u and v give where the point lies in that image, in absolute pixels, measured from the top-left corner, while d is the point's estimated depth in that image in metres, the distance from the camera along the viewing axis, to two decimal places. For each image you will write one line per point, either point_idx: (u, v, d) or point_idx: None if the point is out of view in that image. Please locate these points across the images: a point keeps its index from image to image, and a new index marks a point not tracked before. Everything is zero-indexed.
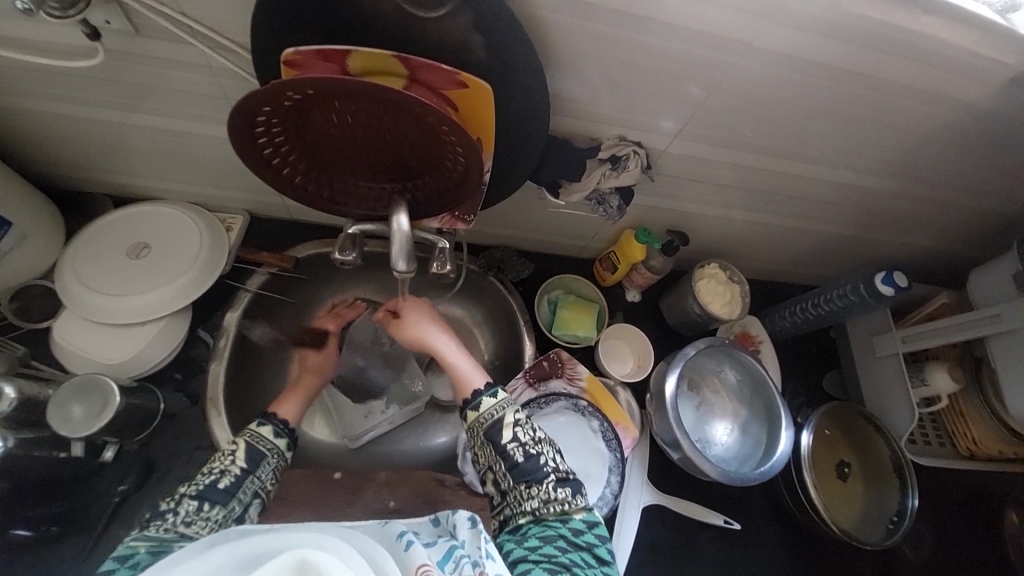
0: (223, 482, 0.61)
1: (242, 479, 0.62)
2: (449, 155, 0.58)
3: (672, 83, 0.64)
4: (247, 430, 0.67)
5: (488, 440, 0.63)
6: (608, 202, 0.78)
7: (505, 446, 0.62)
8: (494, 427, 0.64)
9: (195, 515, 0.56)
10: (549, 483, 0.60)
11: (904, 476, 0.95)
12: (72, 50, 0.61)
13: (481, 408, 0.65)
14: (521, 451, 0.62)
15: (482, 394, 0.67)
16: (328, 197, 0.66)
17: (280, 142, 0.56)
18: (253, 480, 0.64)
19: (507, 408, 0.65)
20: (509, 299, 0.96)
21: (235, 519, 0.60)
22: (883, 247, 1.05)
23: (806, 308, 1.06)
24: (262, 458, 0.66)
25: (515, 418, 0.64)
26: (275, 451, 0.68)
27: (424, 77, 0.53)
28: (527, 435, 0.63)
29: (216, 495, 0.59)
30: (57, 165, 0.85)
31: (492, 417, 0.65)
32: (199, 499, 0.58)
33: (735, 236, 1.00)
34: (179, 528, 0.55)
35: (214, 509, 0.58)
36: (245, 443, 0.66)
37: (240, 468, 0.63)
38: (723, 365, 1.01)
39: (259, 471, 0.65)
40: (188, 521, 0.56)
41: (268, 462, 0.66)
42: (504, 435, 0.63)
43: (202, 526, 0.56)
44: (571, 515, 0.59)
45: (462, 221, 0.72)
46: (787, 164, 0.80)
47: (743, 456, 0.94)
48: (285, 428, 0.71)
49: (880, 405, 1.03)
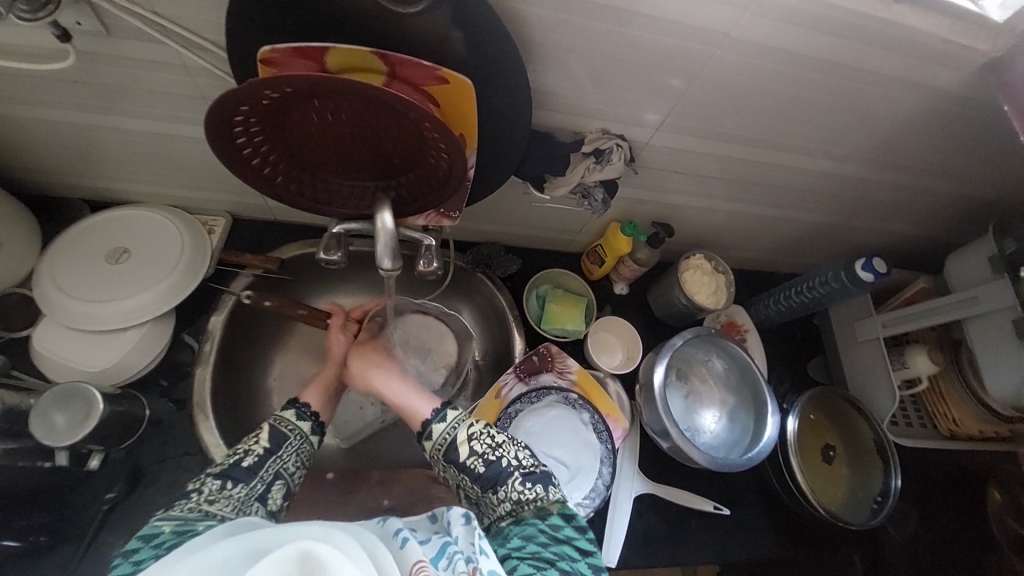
0: (246, 460, 0.62)
1: (264, 458, 0.63)
2: (432, 151, 0.58)
3: (653, 76, 0.65)
4: (271, 414, 0.68)
5: (448, 461, 0.65)
6: (592, 195, 0.78)
7: (464, 461, 0.64)
8: (450, 448, 0.65)
9: (218, 492, 0.57)
10: (514, 481, 0.61)
11: (886, 454, 0.98)
12: (41, 51, 0.60)
13: (433, 436, 0.67)
14: (480, 462, 0.63)
15: (432, 421, 0.68)
16: (312, 198, 0.66)
17: (259, 142, 0.56)
18: (275, 460, 0.64)
19: (459, 426, 0.67)
20: (497, 295, 0.97)
21: (258, 498, 0.60)
22: (863, 234, 1.07)
23: (790, 296, 1.08)
24: (284, 439, 0.66)
25: (469, 433, 0.66)
26: (298, 433, 0.68)
27: (405, 74, 0.53)
28: (484, 445, 0.65)
29: (238, 474, 0.60)
30: (30, 170, 0.82)
31: (446, 441, 0.66)
32: (221, 478, 0.59)
33: (719, 227, 1.01)
34: (203, 507, 0.55)
35: (235, 488, 0.58)
36: (268, 425, 0.66)
37: (263, 447, 0.64)
38: (710, 354, 1.02)
39: (281, 452, 0.65)
40: (213, 499, 0.56)
41: (291, 443, 0.66)
42: (461, 452, 0.65)
43: (225, 504, 0.56)
44: (547, 509, 0.59)
45: (447, 218, 0.72)
46: (768, 154, 0.81)
47: (732, 442, 0.95)
48: (308, 412, 0.71)
49: (863, 389, 1.06)
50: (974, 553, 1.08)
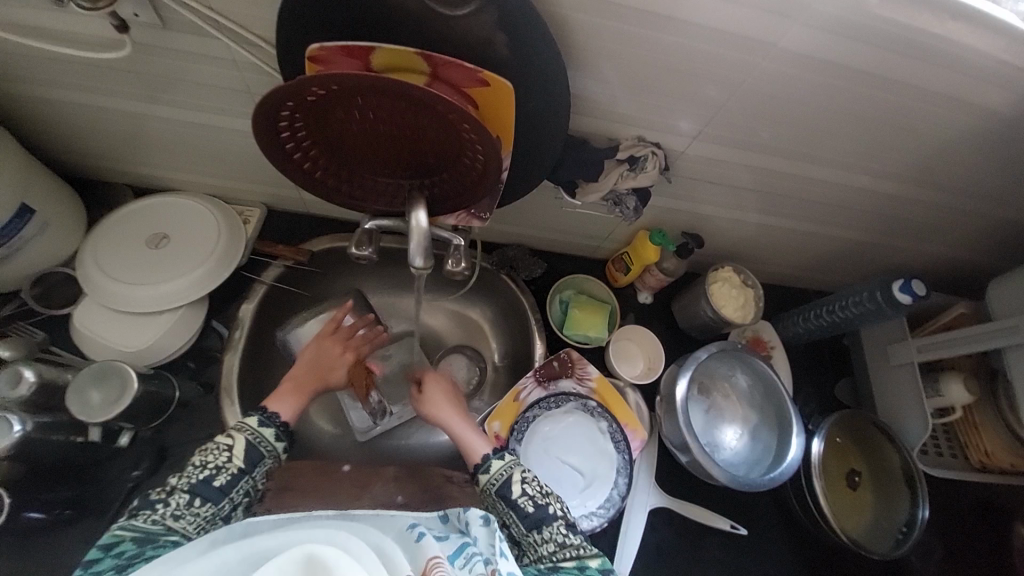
0: (218, 479, 0.62)
1: (236, 479, 0.64)
2: (468, 152, 0.58)
3: (693, 85, 0.64)
4: (247, 427, 0.68)
5: (499, 498, 0.66)
6: (624, 202, 0.78)
7: (516, 499, 0.65)
8: (505, 484, 0.66)
9: (186, 508, 0.59)
10: (559, 526, 0.63)
11: (914, 482, 0.95)
12: (99, 41, 0.62)
13: (491, 471, 0.68)
14: (531, 503, 0.64)
15: (491, 457, 0.70)
16: (348, 193, 0.67)
17: (302, 136, 0.57)
18: (247, 480, 0.65)
19: (514, 467, 0.68)
20: (521, 298, 0.97)
21: (222, 517, 0.62)
22: (900, 254, 1.04)
23: (820, 314, 1.05)
24: (260, 459, 0.67)
25: (523, 474, 0.67)
26: (272, 453, 0.69)
27: (448, 76, 0.53)
28: (535, 488, 0.66)
29: (209, 493, 0.61)
30: (81, 155, 0.86)
31: (501, 478, 0.67)
32: (191, 494, 0.60)
33: (750, 239, 0.99)
34: (167, 522, 0.57)
35: (204, 506, 0.60)
36: (244, 441, 0.66)
37: (238, 467, 0.64)
38: (735, 370, 1.00)
39: (254, 472, 0.66)
40: (178, 515, 0.58)
41: (264, 463, 0.67)
42: (513, 490, 0.66)
43: (189, 522, 0.59)
44: (586, 561, 0.60)
45: (477, 219, 0.72)
46: (806, 168, 0.79)
47: (752, 461, 0.93)
48: (286, 432, 0.72)
49: (892, 413, 1.02)
50: None
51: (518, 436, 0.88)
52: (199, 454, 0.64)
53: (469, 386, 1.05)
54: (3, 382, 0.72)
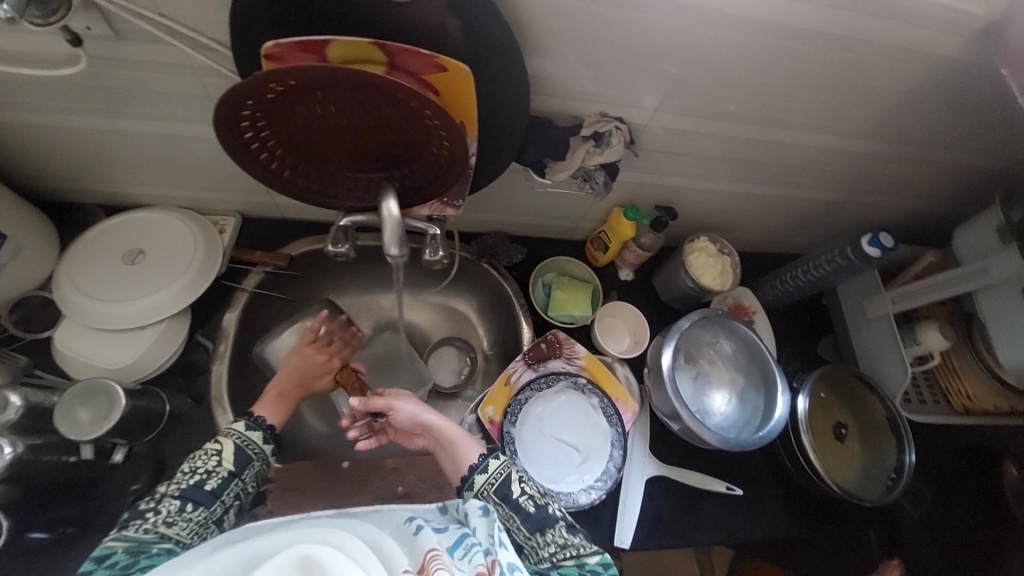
0: (209, 483, 0.66)
1: (226, 482, 0.67)
2: (433, 140, 0.59)
3: (649, 57, 0.66)
4: (236, 432, 0.72)
5: (500, 498, 0.68)
6: (594, 178, 0.79)
7: (517, 499, 0.68)
8: (504, 485, 0.69)
9: (178, 513, 0.62)
10: (561, 527, 0.66)
11: (899, 429, 0.98)
12: (52, 57, 0.62)
13: (489, 471, 0.70)
14: (532, 503, 0.68)
15: (488, 457, 0.72)
16: (318, 191, 0.67)
17: (266, 136, 0.58)
18: (237, 483, 0.68)
19: (511, 466, 0.71)
20: (504, 284, 0.99)
21: (215, 521, 0.65)
22: (868, 210, 1.06)
23: (796, 276, 1.07)
24: (248, 461, 0.71)
25: (521, 474, 0.71)
26: (260, 456, 0.72)
27: (406, 65, 0.54)
28: (534, 488, 0.70)
29: (201, 496, 0.64)
30: (47, 177, 0.85)
31: (500, 477, 0.70)
32: (182, 499, 0.63)
33: (723, 208, 1.01)
34: (160, 529, 0.60)
35: (196, 510, 0.63)
36: (232, 445, 0.70)
37: (227, 470, 0.68)
38: (718, 337, 1.02)
39: (243, 475, 0.70)
40: (170, 521, 0.61)
41: (252, 466, 0.71)
42: (514, 490, 0.69)
43: (183, 527, 0.62)
44: (585, 559, 0.64)
45: (450, 208, 0.73)
46: (768, 131, 0.81)
47: (743, 422, 0.96)
48: (272, 434, 0.76)
49: (872, 365, 1.05)
50: (990, 525, 1.08)
51: (512, 418, 0.90)
52: (189, 462, 0.67)
53: (461, 377, 1.06)
54: None
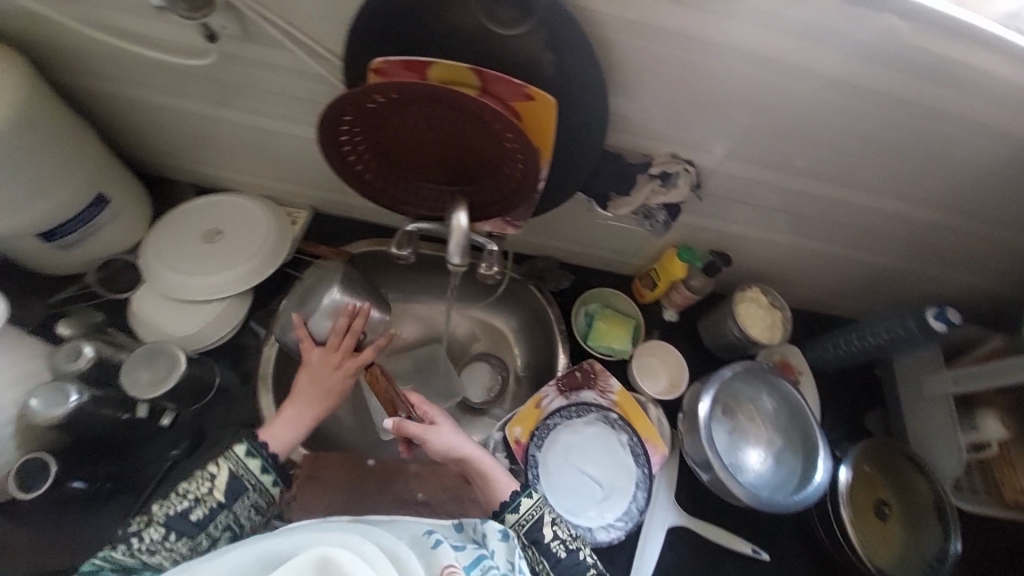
0: (195, 513, 0.65)
1: (214, 513, 0.66)
2: (509, 162, 0.63)
3: (725, 106, 0.67)
4: (232, 457, 0.68)
5: (530, 541, 0.67)
6: (654, 216, 0.81)
7: (548, 544, 0.67)
8: (536, 527, 0.68)
9: (161, 542, 0.63)
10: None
11: (944, 512, 0.91)
12: (187, 49, 0.70)
13: (520, 510, 0.69)
14: (563, 548, 0.67)
15: (520, 494, 0.70)
16: (392, 197, 0.71)
17: (357, 141, 0.62)
18: (226, 514, 0.67)
19: (544, 507, 0.70)
20: (546, 308, 1.00)
21: (200, 551, 0.65)
22: (933, 282, 1.02)
23: (851, 341, 1.03)
24: (241, 493, 0.68)
25: (553, 517, 0.69)
26: (257, 488, 0.69)
27: (495, 92, 0.58)
28: (566, 532, 0.69)
29: (185, 526, 0.64)
30: (153, 153, 0.94)
31: (532, 518, 0.69)
32: (166, 528, 0.63)
33: (779, 260, 1.00)
34: (142, 556, 0.62)
35: (179, 541, 0.64)
36: (226, 472, 0.67)
37: (216, 500, 0.66)
38: (759, 392, 0.99)
39: (234, 505, 0.67)
40: (153, 550, 0.62)
41: (247, 497, 0.68)
42: (546, 534, 0.68)
43: (164, 557, 0.63)
44: None
45: (512, 227, 0.75)
46: (835, 190, 0.80)
47: (778, 484, 0.92)
48: (274, 463, 0.71)
49: (921, 443, 1.00)
50: None
51: (538, 443, 0.90)
52: (186, 482, 0.66)
53: (490, 394, 1.07)
54: (64, 356, 0.80)
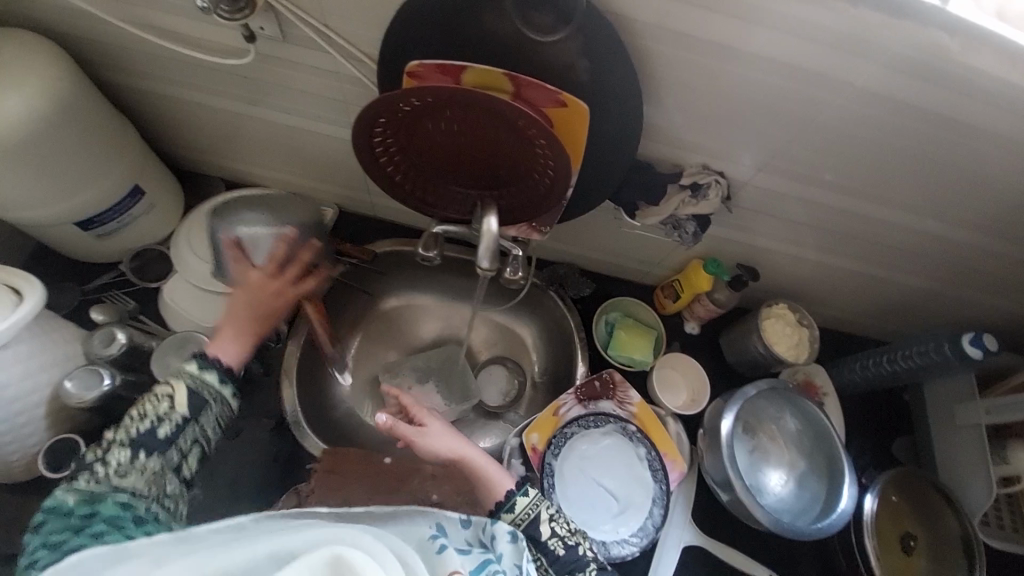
0: (161, 429, 0.61)
1: (182, 427, 0.62)
2: (539, 168, 0.63)
3: (760, 119, 0.66)
4: (189, 373, 0.64)
5: (528, 539, 0.67)
6: (683, 227, 0.79)
7: (545, 541, 0.66)
8: (533, 526, 0.67)
9: (131, 464, 0.59)
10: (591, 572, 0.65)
11: (973, 549, 0.88)
12: (226, 49, 0.72)
13: (516, 509, 0.67)
14: (561, 545, 0.66)
15: (515, 493, 0.68)
16: (421, 200, 0.72)
17: (390, 143, 0.63)
18: (194, 428, 0.63)
19: (541, 503, 0.68)
20: (567, 315, 1.00)
21: (172, 469, 0.62)
22: (971, 306, 0.98)
23: (880, 363, 1.00)
24: (204, 405, 0.64)
25: (550, 513, 0.68)
26: (220, 399, 0.65)
27: (528, 97, 0.58)
28: (564, 528, 0.67)
29: (155, 443, 0.60)
30: (189, 148, 0.97)
31: (529, 517, 0.67)
32: (132, 449, 0.59)
33: (807, 277, 0.97)
34: (114, 479, 0.58)
35: (149, 459, 0.60)
36: (185, 387, 0.63)
37: (181, 415, 0.62)
38: (783, 412, 0.96)
39: (200, 419, 0.63)
40: (124, 472, 0.58)
41: (211, 410, 0.64)
42: (543, 531, 0.67)
43: (138, 478, 0.59)
44: None
45: (537, 232, 0.74)
46: (870, 207, 0.78)
47: (799, 509, 0.89)
48: (231, 374, 0.67)
49: (953, 475, 0.96)
50: None
51: (555, 452, 0.89)
52: (139, 406, 0.61)
53: (507, 399, 1.07)
54: (98, 340, 0.82)
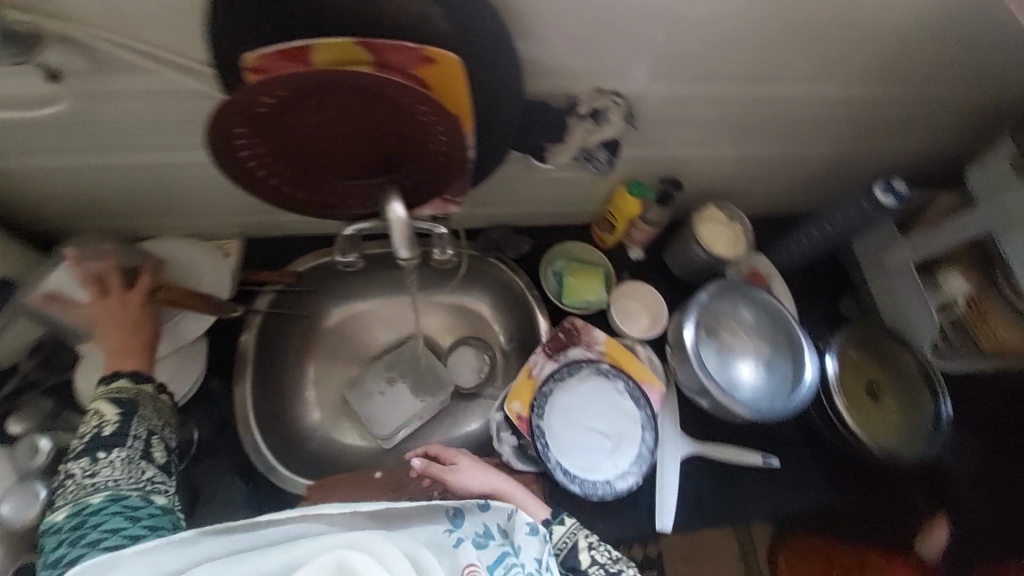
0: (107, 430, 0.68)
1: (126, 422, 0.69)
2: (431, 136, 0.58)
3: (636, 26, 0.64)
4: (102, 389, 0.71)
5: (568, 568, 0.69)
6: (594, 156, 0.77)
7: (585, 569, 0.68)
8: (571, 554, 0.70)
9: (95, 464, 0.65)
10: None
11: (932, 379, 0.96)
12: (39, 97, 0.62)
13: (554, 537, 0.71)
14: (600, 572, 0.68)
15: (552, 521, 0.72)
16: (320, 205, 0.66)
17: (261, 151, 0.58)
18: (139, 419, 0.70)
19: (578, 532, 0.71)
20: (514, 278, 1.00)
21: (142, 457, 0.68)
22: (878, 159, 1.03)
23: (811, 235, 1.04)
24: (133, 400, 0.71)
25: (588, 542, 0.70)
26: (143, 392, 0.72)
27: (393, 62, 0.53)
28: (604, 556, 0.69)
29: (107, 442, 0.67)
30: (51, 219, 0.86)
31: (567, 545, 0.70)
32: (88, 457, 0.66)
33: (728, 173, 0.99)
34: (88, 481, 0.65)
35: (111, 455, 0.67)
36: (105, 397, 0.70)
37: (118, 415, 0.69)
38: (740, 308, 0.98)
39: (139, 412, 0.70)
40: (92, 473, 0.65)
41: (144, 403, 0.72)
42: (582, 560, 0.69)
43: (109, 470, 0.66)
44: None
45: (453, 204, 0.68)
46: (765, 88, 0.79)
47: (775, 392, 0.93)
48: (143, 375, 0.74)
49: (895, 316, 1.02)
50: None
51: (538, 412, 0.89)
52: (79, 430, 0.69)
53: (481, 375, 1.05)
54: (23, 453, 0.76)
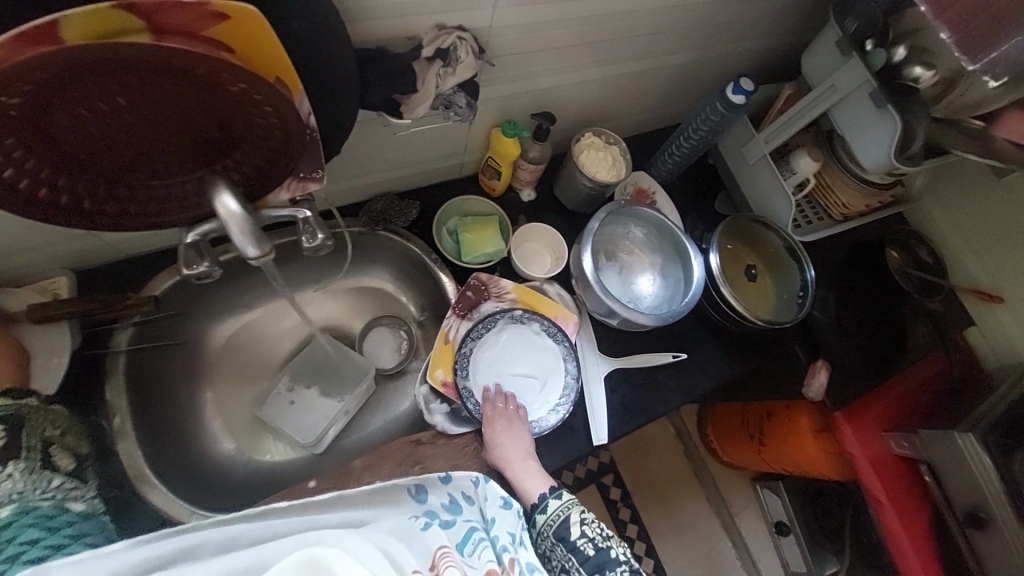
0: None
1: (16, 432, 0.62)
2: (253, 110, 0.50)
3: None
4: None
5: (558, 540, 0.74)
6: (454, 102, 0.72)
7: (576, 542, 0.73)
8: (564, 527, 0.74)
9: None
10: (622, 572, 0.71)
11: (796, 251, 1.06)
12: None
13: (549, 511, 0.75)
14: (591, 546, 0.72)
15: (548, 496, 0.76)
16: (139, 212, 0.57)
17: (32, 165, 0.48)
18: (33, 428, 0.64)
19: (572, 507, 0.75)
20: (410, 246, 0.94)
21: (46, 466, 0.63)
22: (730, 60, 1.08)
23: (681, 144, 1.08)
24: (19, 410, 0.64)
25: (581, 516, 0.75)
26: (29, 400, 0.65)
27: (173, 24, 0.43)
28: (595, 531, 0.74)
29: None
30: None
31: (559, 519, 0.74)
32: None
33: (599, 98, 0.99)
34: None
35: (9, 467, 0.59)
36: None
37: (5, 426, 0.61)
38: (629, 226, 1.03)
39: (31, 420, 0.64)
40: None
41: (34, 411, 0.65)
42: (574, 532, 0.73)
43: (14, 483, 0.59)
44: None
45: (313, 181, 0.61)
46: (616, 1, 0.77)
47: (670, 296, 1.01)
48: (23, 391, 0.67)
49: (762, 206, 1.10)
50: (892, 317, 1.10)
51: (461, 372, 0.88)
52: None
53: (402, 353, 1.00)
54: None
